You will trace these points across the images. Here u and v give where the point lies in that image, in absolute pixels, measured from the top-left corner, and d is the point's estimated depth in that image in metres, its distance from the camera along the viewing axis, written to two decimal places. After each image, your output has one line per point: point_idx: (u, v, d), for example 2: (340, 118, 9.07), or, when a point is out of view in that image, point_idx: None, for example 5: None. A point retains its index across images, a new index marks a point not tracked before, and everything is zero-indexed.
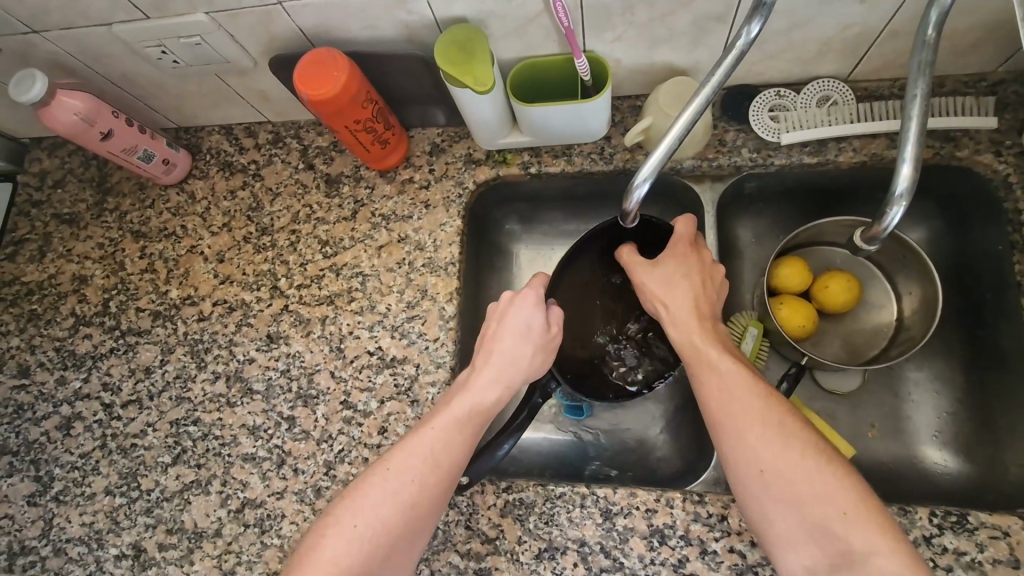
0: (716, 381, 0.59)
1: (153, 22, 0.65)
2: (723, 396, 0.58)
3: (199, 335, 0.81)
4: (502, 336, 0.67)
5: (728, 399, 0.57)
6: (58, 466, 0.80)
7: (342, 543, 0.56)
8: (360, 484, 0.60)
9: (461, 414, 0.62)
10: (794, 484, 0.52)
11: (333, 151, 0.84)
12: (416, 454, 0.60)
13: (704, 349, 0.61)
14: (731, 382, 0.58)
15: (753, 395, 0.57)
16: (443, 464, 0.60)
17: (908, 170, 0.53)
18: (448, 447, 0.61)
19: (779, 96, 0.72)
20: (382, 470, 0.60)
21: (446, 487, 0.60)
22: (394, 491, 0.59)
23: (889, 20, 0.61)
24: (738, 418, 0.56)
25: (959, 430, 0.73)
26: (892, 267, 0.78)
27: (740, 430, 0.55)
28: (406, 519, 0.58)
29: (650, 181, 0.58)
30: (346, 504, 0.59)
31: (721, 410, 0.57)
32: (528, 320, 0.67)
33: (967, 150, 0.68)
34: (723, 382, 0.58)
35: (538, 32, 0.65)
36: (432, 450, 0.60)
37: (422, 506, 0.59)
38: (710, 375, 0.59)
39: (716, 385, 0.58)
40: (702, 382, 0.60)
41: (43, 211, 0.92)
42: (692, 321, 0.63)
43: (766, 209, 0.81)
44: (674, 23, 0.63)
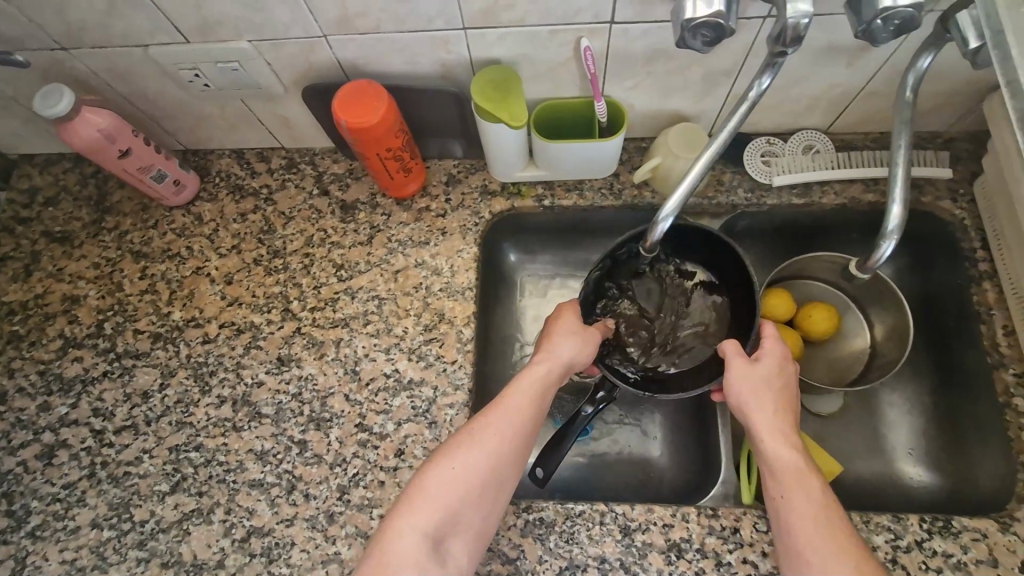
0: (803, 507, 0.57)
1: (193, 46, 0.67)
2: (811, 526, 0.56)
3: (204, 358, 0.79)
4: (556, 334, 0.69)
5: (812, 525, 0.55)
6: (36, 498, 0.75)
7: (438, 490, 0.58)
8: (450, 447, 0.61)
9: (540, 378, 0.65)
10: None
11: (349, 179, 0.86)
12: (504, 425, 0.62)
13: (797, 468, 0.59)
14: (821, 515, 0.56)
15: (845, 536, 0.55)
16: (525, 426, 0.62)
17: (897, 210, 0.61)
18: (515, 425, 0.62)
19: (769, 144, 0.80)
20: (462, 441, 0.61)
21: (524, 447, 0.62)
22: (486, 448, 0.60)
23: (868, 82, 0.70)
24: (830, 559, 0.53)
25: (933, 446, 0.80)
26: (865, 298, 0.86)
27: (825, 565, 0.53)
28: (499, 472, 0.60)
29: (673, 216, 0.63)
30: (435, 461, 0.60)
31: (807, 537, 0.55)
32: (573, 323, 0.71)
33: (930, 196, 0.77)
34: (811, 510, 0.56)
35: (564, 76, 0.70)
36: (504, 428, 0.62)
37: (509, 459, 0.61)
38: (796, 500, 0.57)
39: (802, 512, 0.56)
40: (789, 503, 0.57)
41: (31, 229, 0.88)
42: (785, 439, 0.61)
43: (753, 245, 0.88)
44: (686, 75, 0.70)
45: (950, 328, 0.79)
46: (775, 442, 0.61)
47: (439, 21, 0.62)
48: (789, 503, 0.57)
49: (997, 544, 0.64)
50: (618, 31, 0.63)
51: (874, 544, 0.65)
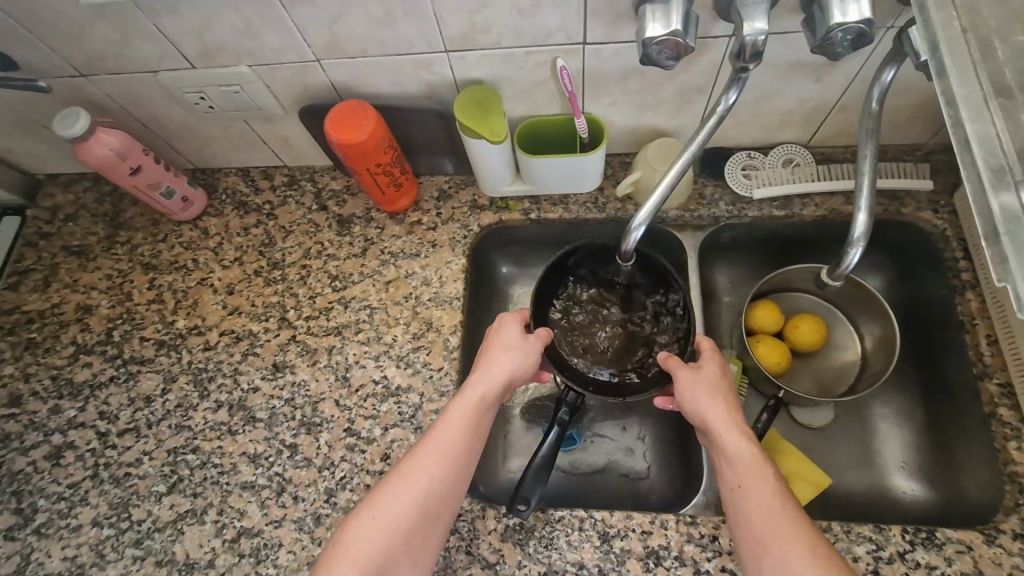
0: (756, 499, 0.56)
1: (198, 71, 0.73)
2: (768, 518, 0.55)
3: (204, 364, 0.83)
4: (493, 348, 0.69)
5: (768, 517, 0.55)
6: (43, 497, 0.78)
7: (364, 537, 0.57)
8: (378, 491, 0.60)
9: (472, 406, 0.64)
10: None
11: (346, 195, 0.90)
12: (432, 459, 0.61)
13: (747, 461, 0.59)
14: (775, 504, 0.56)
15: (802, 526, 0.54)
16: (457, 458, 0.62)
17: (863, 218, 0.63)
18: (451, 448, 0.62)
19: (749, 158, 0.82)
20: (399, 471, 0.61)
21: (456, 482, 0.61)
22: (413, 487, 0.59)
23: (840, 96, 0.72)
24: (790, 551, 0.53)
25: (921, 458, 0.79)
26: (853, 311, 0.87)
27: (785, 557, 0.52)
28: (428, 510, 0.59)
29: (645, 225, 0.67)
30: (369, 501, 0.60)
31: (766, 531, 0.54)
32: (512, 334, 0.70)
33: (911, 208, 0.78)
34: (765, 502, 0.56)
35: (544, 94, 0.74)
36: (440, 452, 0.61)
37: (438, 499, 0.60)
38: (749, 492, 0.57)
39: (757, 504, 0.56)
40: (741, 498, 0.57)
41: (51, 244, 0.94)
42: (736, 431, 0.61)
43: (740, 257, 0.89)
44: (661, 92, 0.73)
45: (936, 340, 0.79)
46: (731, 436, 0.61)
47: (421, 44, 0.67)
48: (746, 498, 0.57)
49: (983, 557, 0.63)
50: (591, 52, 0.67)
51: (856, 554, 0.65)
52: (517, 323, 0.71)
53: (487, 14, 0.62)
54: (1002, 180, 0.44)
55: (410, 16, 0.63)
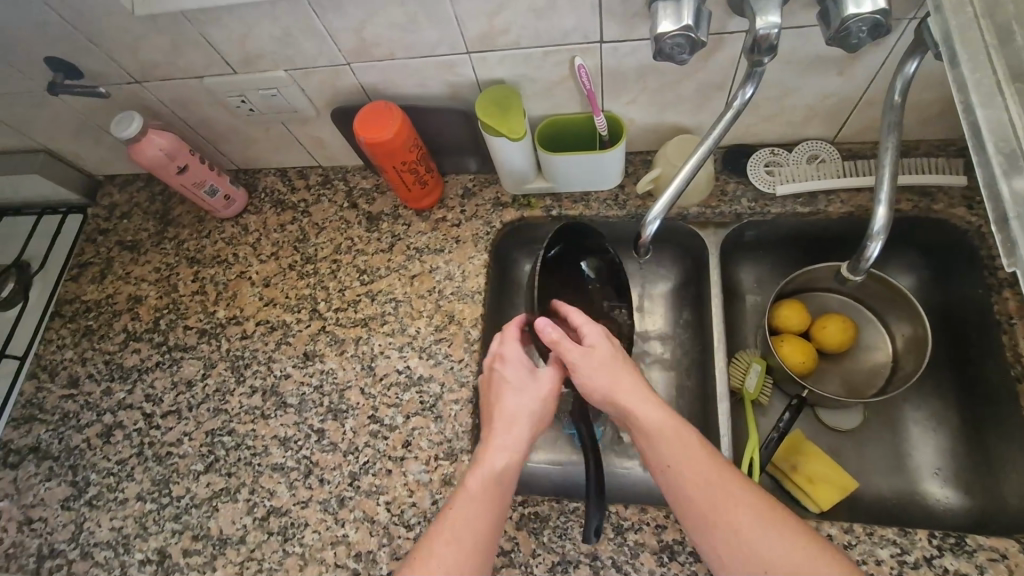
0: (686, 472, 0.57)
1: (239, 77, 0.78)
2: (701, 490, 0.56)
3: (241, 352, 0.88)
4: (505, 398, 0.67)
5: (703, 487, 0.56)
6: (95, 472, 0.85)
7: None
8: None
9: (489, 469, 0.61)
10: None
11: (376, 193, 0.94)
12: (456, 535, 0.57)
13: (664, 435, 0.60)
14: (702, 469, 0.57)
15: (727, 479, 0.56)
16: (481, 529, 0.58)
17: (884, 211, 0.62)
18: (486, 504, 0.59)
19: (773, 154, 0.82)
20: (431, 545, 0.57)
21: (485, 554, 0.57)
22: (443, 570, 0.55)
23: (865, 90, 0.71)
24: (730, 514, 0.54)
25: (957, 465, 0.76)
26: (884, 310, 0.84)
27: (729, 524, 0.53)
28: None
29: (660, 219, 0.70)
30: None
31: (705, 506, 0.55)
32: (521, 373, 0.68)
33: (943, 204, 0.76)
34: (695, 473, 0.57)
35: (564, 93, 0.76)
36: (476, 510, 0.59)
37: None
38: (676, 468, 0.57)
39: (688, 478, 0.57)
40: (674, 477, 0.57)
41: (108, 239, 1.02)
42: (651, 408, 0.62)
43: (765, 255, 0.88)
44: (679, 89, 0.73)
45: (972, 339, 0.76)
46: (645, 410, 0.62)
47: (444, 47, 0.70)
48: (679, 475, 0.57)
49: (1018, 566, 0.60)
50: (608, 50, 0.68)
51: (879, 557, 0.63)
52: (524, 364, 0.69)
53: (505, 16, 0.64)
54: (1014, 165, 0.44)
55: (432, 20, 0.66)
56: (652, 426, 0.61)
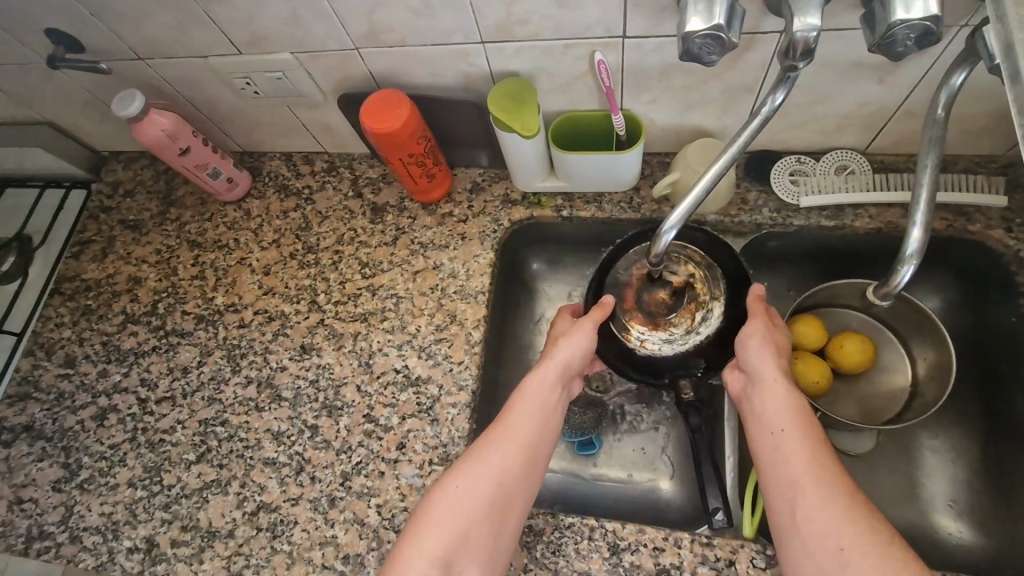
0: (792, 438, 0.56)
1: (244, 57, 0.75)
2: (802, 458, 0.55)
3: (238, 340, 0.86)
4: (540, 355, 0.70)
5: (804, 457, 0.55)
6: (88, 455, 0.84)
7: (432, 522, 0.58)
8: (447, 478, 0.61)
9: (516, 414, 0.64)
10: (871, 569, 0.48)
11: (382, 183, 0.91)
12: (473, 488, 0.59)
13: (789, 404, 0.59)
14: (813, 444, 0.56)
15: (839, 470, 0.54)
16: (537, 422, 0.64)
17: (918, 233, 0.57)
18: (494, 462, 0.61)
19: (799, 162, 0.77)
20: (438, 497, 0.60)
21: (482, 517, 0.59)
22: (484, 474, 0.60)
23: (904, 101, 0.66)
24: (825, 490, 0.53)
25: (974, 500, 0.73)
26: (907, 331, 0.80)
27: (818, 496, 0.52)
28: (496, 503, 0.59)
29: (677, 228, 0.64)
30: (415, 526, 0.59)
31: (801, 472, 0.54)
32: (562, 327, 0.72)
33: (979, 225, 0.71)
34: (801, 443, 0.56)
35: (582, 89, 0.72)
36: (479, 477, 0.60)
37: (522, 464, 0.62)
38: (789, 432, 0.57)
39: (793, 444, 0.56)
40: (782, 437, 0.57)
41: (110, 217, 1.00)
42: (782, 376, 0.61)
43: (784, 267, 0.84)
44: (705, 90, 0.69)
45: (1003, 373, 0.73)
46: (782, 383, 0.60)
47: (457, 35, 0.66)
48: (785, 440, 0.57)
49: None
50: (631, 45, 0.64)
51: None
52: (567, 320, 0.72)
53: (523, 5, 0.61)
54: None
55: (446, 6, 0.62)
56: (778, 391, 0.60)
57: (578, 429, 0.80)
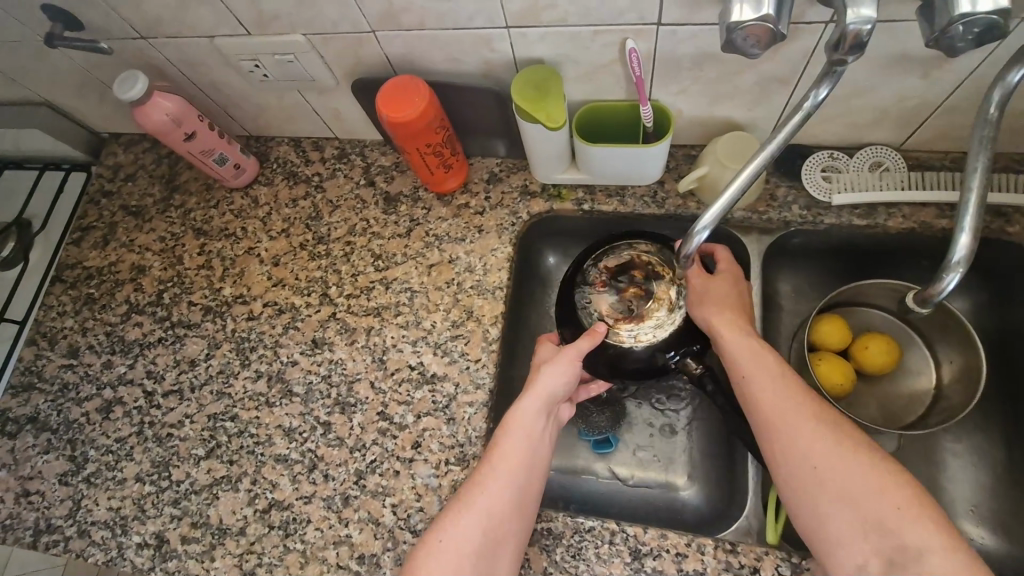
0: (761, 382, 0.61)
1: (253, 38, 0.71)
2: (772, 396, 0.60)
3: (247, 333, 0.83)
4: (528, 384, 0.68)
5: (774, 397, 0.60)
6: (94, 448, 0.82)
7: (431, 564, 0.59)
8: (441, 519, 0.62)
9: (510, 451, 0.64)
10: (847, 482, 0.54)
11: (395, 171, 0.88)
12: (469, 525, 0.60)
13: (750, 353, 0.63)
14: (779, 384, 0.61)
15: (804, 397, 0.60)
16: (517, 461, 0.63)
17: (966, 239, 0.55)
18: (491, 497, 0.61)
19: (831, 157, 0.75)
20: (438, 535, 0.60)
21: (480, 553, 0.59)
22: (471, 514, 0.61)
23: (948, 96, 0.63)
24: (798, 422, 0.58)
25: (997, 505, 0.72)
26: (933, 334, 0.78)
27: (793, 430, 0.58)
28: (492, 536, 0.60)
29: (710, 229, 0.60)
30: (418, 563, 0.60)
31: (774, 412, 0.59)
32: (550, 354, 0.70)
33: (1017, 226, 0.69)
34: (770, 385, 0.61)
35: (609, 78, 0.68)
36: (477, 512, 0.61)
37: (508, 502, 0.61)
38: (755, 378, 0.62)
39: (762, 387, 0.61)
40: (750, 384, 0.62)
41: (112, 202, 0.97)
42: (737, 327, 0.66)
43: (810, 265, 0.82)
44: (738, 81, 0.66)
45: None
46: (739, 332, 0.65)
47: (481, 19, 0.62)
48: (754, 385, 0.62)
49: None
50: (666, 33, 0.61)
51: None
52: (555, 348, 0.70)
53: None
54: None
55: None
56: (736, 343, 0.65)
57: (596, 428, 0.77)
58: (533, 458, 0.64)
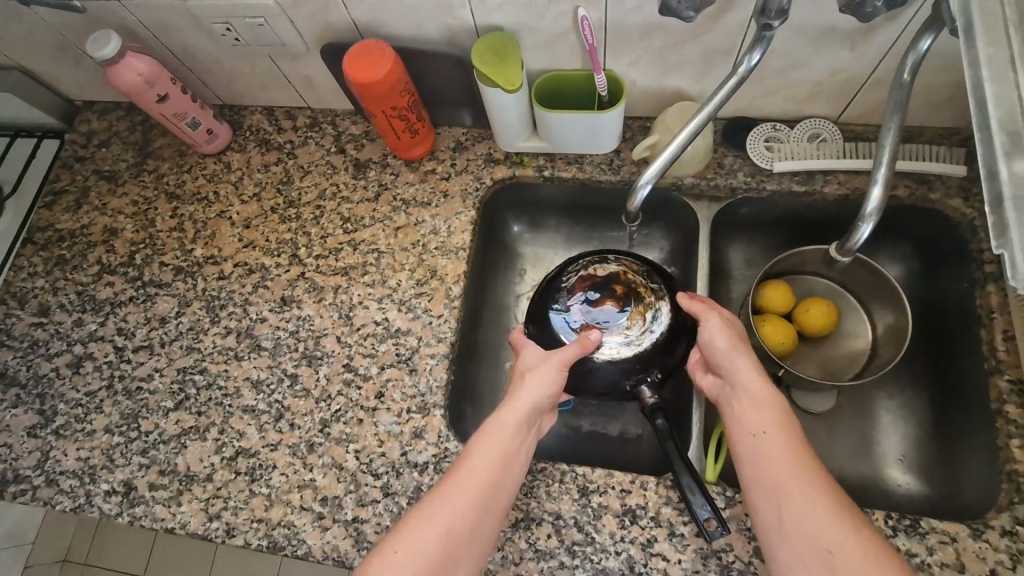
0: (778, 449, 0.58)
1: (225, 1, 0.73)
2: (786, 465, 0.57)
3: (217, 292, 0.86)
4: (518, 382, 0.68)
5: (788, 466, 0.57)
6: (63, 401, 0.83)
7: (391, 554, 0.57)
8: (423, 503, 0.61)
9: (491, 452, 0.63)
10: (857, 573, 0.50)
11: (365, 139, 0.91)
12: (429, 534, 0.58)
13: (770, 414, 0.61)
14: (793, 452, 0.58)
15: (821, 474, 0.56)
16: (495, 473, 0.62)
17: (879, 192, 0.61)
18: (462, 505, 0.60)
19: (774, 130, 0.80)
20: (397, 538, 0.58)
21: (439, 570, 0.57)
22: (440, 518, 0.59)
23: (874, 69, 0.69)
24: (808, 496, 0.54)
25: (921, 452, 0.78)
26: (870, 299, 0.84)
27: (803, 503, 0.54)
28: (450, 548, 0.58)
29: (651, 184, 0.68)
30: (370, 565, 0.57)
31: (785, 480, 0.56)
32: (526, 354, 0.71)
33: (939, 193, 0.75)
34: (786, 453, 0.58)
35: (565, 47, 0.73)
36: (446, 520, 0.59)
37: (481, 512, 0.60)
38: (771, 441, 0.59)
39: (779, 454, 0.58)
40: (764, 446, 0.59)
41: (85, 167, 0.98)
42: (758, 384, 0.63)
43: (757, 233, 0.87)
44: (684, 52, 0.71)
45: (953, 334, 0.76)
46: (750, 387, 0.63)
47: None
48: (769, 449, 0.58)
49: (966, 550, 0.62)
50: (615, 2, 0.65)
51: None
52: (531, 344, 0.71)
53: None
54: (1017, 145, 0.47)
55: None
56: (756, 400, 0.62)
57: None
58: (512, 467, 0.63)
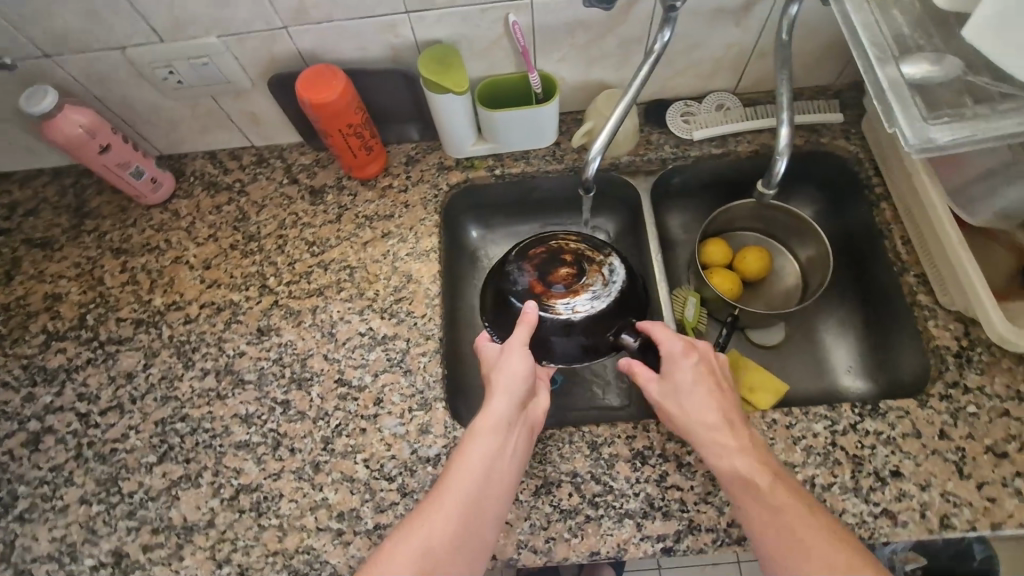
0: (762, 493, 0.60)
1: (169, 45, 0.75)
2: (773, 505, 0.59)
3: (186, 336, 0.83)
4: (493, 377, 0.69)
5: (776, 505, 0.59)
6: (24, 483, 0.76)
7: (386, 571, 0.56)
8: (412, 518, 0.60)
9: (475, 453, 0.63)
10: None
11: (317, 167, 0.94)
12: (420, 547, 0.57)
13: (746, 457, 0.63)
14: (776, 491, 0.60)
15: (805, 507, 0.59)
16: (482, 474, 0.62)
17: (786, 131, 0.72)
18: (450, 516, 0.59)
19: (687, 106, 0.92)
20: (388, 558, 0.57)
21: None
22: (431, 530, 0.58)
23: (757, 41, 0.83)
24: (798, 527, 0.57)
25: (864, 358, 0.89)
26: (793, 242, 0.96)
27: (798, 539, 0.56)
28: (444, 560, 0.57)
29: (601, 155, 0.75)
30: None
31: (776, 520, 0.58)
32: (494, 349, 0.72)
33: (828, 138, 0.89)
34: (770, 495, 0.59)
35: (500, 53, 0.81)
36: (436, 531, 0.58)
37: (472, 518, 0.60)
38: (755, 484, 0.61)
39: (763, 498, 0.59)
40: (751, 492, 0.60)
41: (12, 238, 0.93)
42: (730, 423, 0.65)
43: (689, 199, 0.98)
44: (603, 45, 0.81)
45: (864, 250, 0.89)
46: (724, 434, 0.64)
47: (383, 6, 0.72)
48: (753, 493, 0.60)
49: (920, 419, 0.72)
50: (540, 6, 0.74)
51: (815, 431, 0.72)
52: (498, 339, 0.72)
53: None
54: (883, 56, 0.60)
55: None
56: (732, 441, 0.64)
57: None
58: (497, 465, 0.63)
